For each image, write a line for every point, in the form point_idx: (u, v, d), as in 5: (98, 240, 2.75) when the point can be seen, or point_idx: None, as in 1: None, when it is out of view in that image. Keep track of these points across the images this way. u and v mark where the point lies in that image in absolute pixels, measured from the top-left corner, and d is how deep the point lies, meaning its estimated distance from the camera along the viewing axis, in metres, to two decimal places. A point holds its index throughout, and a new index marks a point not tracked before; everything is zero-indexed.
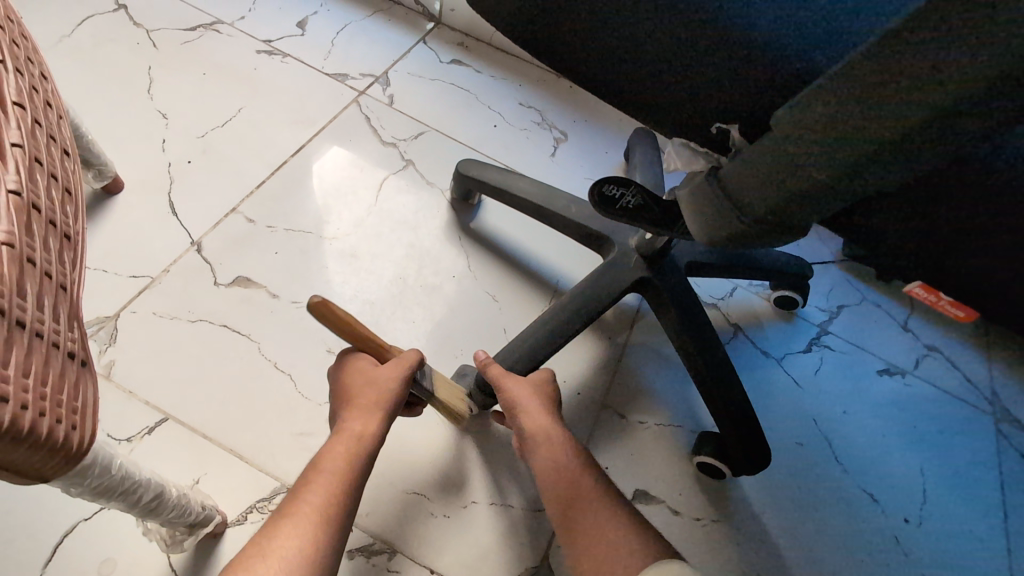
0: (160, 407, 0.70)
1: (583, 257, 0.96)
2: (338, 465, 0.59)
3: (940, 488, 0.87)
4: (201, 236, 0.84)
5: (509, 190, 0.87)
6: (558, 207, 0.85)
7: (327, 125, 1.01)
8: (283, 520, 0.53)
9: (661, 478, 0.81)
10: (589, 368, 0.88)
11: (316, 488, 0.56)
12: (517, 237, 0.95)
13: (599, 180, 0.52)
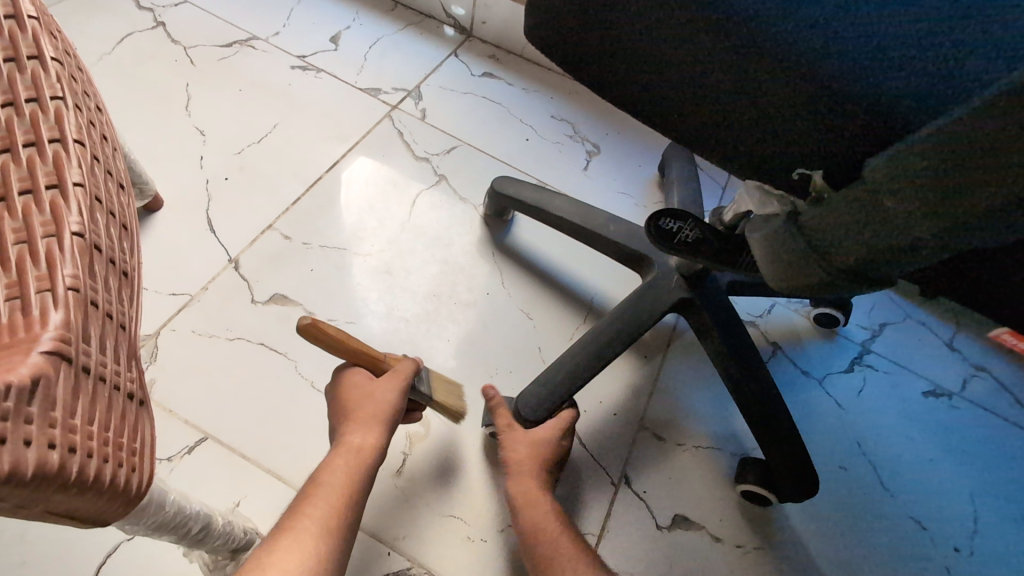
0: (200, 426, 0.71)
1: (619, 275, 0.94)
2: (336, 480, 0.59)
3: (994, 517, 0.83)
4: (238, 253, 0.85)
5: (545, 208, 0.86)
6: (595, 225, 0.83)
7: (361, 141, 1.01)
8: (283, 533, 0.52)
9: (701, 503, 0.79)
10: (628, 389, 0.86)
11: (313, 502, 0.56)
12: (554, 256, 0.94)
13: (656, 214, 0.58)
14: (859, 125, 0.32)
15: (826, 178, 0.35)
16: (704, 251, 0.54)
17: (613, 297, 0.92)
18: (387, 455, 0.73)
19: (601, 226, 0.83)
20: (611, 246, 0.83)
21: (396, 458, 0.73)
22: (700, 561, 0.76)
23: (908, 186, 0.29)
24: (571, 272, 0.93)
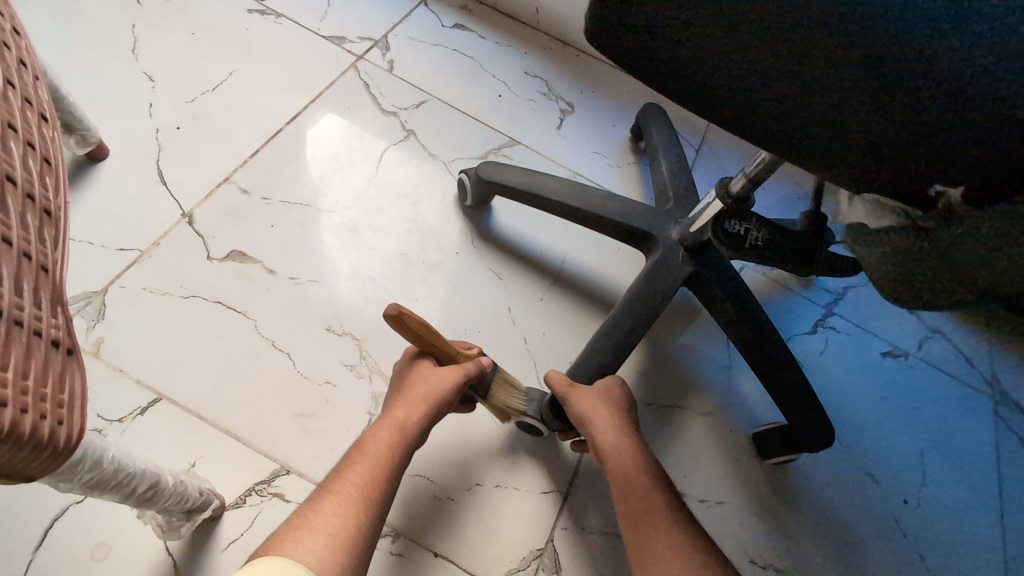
0: (153, 387, 0.68)
1: (618, 253, 0.92)
2: (379, 451, 0.59)
3: (940, 468, 0.86)
4: (192, 207, 0.81)
5: (538, 192, 0.81)
6: (593, 205, 0.80)
7: (324, 92, 0.96)
8: (332, 494, 0.54)
9: (717, 481, 0.81)
10: (655, 374, 0.86)
11: (356, 466, 0.57)
12: (558, 246, 0.90)
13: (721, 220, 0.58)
14: None
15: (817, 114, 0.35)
16: (783, 252, 0.55)
17: (608, 273, 0.90)
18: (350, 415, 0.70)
19: (597, 203, 0.80)
20: (610, 227, 0.80)
21: (362, 418, 0.70)
22: None
23: None
24: (563, 253, 0.89)
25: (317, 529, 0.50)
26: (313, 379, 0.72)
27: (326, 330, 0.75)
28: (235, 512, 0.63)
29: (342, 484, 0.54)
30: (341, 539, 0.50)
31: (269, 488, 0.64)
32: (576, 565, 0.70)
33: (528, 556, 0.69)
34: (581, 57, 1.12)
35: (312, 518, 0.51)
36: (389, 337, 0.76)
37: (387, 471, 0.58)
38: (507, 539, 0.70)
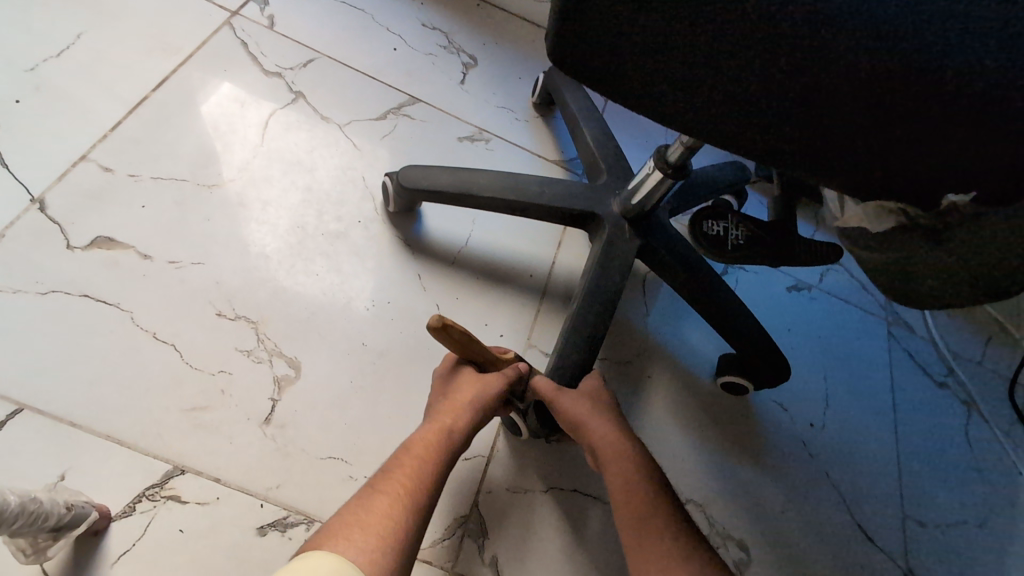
0: (12, 397, 0.60)
1: (551, 233, 0.88)
2: (424, 453, 0.56)
3: (842, 391, 0.91)
4: (44, 191, 0.71)
5: (470, 190, 0.74)
6: (532, 196, 0.73)
7: (195, 54, 0.86)
8: (381, 495, 0.50)
9: (698, 438, 0.83)
10: (632, 339, 0.87)
11: (401, 467, 0.53)
12: (492, 238, 0.85)
13: None
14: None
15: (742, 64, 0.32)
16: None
17: (544, 253, 0.86)
18: (251, 402, 0.65)
19: (526, 185, 0.74)
20: (553, 214, 0.74)
21: (264, 405, 0.66)
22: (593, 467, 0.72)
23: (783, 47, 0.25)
24: (497, 246, 0.84)
25: (365, 531, 0.46)
26: (205, 369, 0.66)
27: (216, 315, 0.69)
28: (125, 522, 0.58)
29: (392, 483, 0.51)
30: (391, 543, 0.46)
31: (162, 491, 0.59)
32: (504, 528, 0.67)
33: (454, 525, 0.65)
34: (482, 7, 1.06)
35: (364, 515, 0.48)
36: (289, 316, 0.71)
37: (435, 476, 0.54)
38: (430, 511, 0.65)
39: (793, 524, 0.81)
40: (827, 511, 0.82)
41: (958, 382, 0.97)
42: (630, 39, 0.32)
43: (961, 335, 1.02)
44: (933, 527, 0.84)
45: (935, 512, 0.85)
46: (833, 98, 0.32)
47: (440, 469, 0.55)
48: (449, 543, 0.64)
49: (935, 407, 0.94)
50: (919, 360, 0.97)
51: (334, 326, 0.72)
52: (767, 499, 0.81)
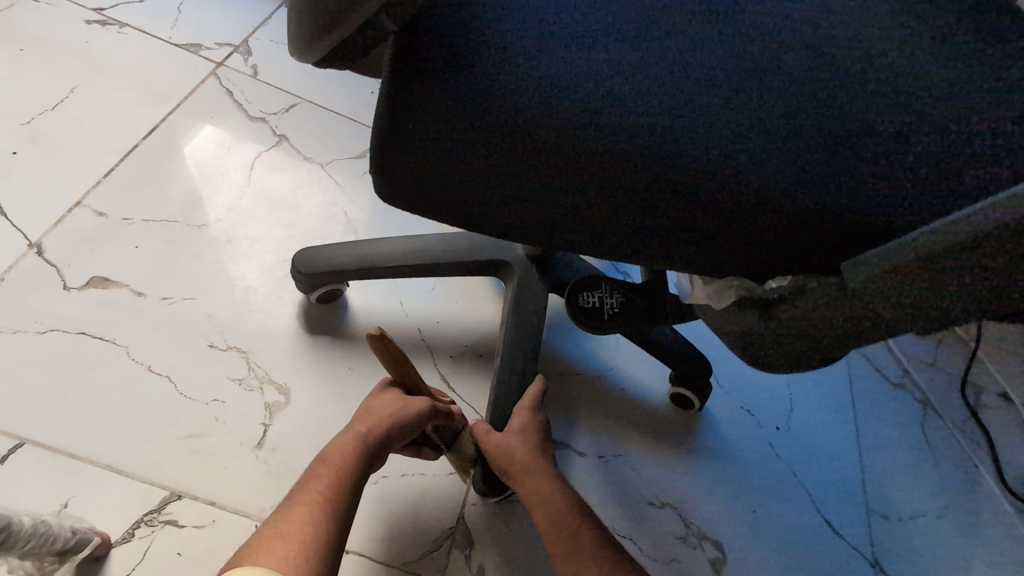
0: (13, 432, 0.63)
1: (478, 288, 0.86)
2: (342, 461, 0.59)
3: (804, 395, 0.97)
4: (40, 236, 0.75)
5: (372, 263, 0.74)
6: (431, 254, 0.75)
7: (181, 103, 0.92)
8: (301, 506, 0.54)
9: (665, 445, 0.88)
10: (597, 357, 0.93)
11: (323, 477, 0.57)
12: (417, 312, 0.82)
13: (576, 300, 0.59)
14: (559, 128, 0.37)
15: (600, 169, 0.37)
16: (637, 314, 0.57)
17: (473, 313, 0.84)
18: (243, 428, 0.69)
19: (426, 246, 0.75)
20: (466, 265, 0.75)
21: (255, 429, 0.69)
22: None
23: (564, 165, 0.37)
24: (424, 319, 0.82)
25: (287, 543, 0.50)
26: (198, 398, 0.69)
27: (208, 347, 0.73)
28: (125, 548, 0.60)
29: (308, 492, 0.55)
30: (310, 550, 0.50)
31: (159, 516, 0.62)
32: (490, 538, 0.70)
33: (441, 536, 0.69)
34: None
35: (282, 526, 0.52)
36: (278, 344, 0.75)
37: (354, 479, 0.58)
38: (418, 524, 0.69)
39: (763, 523, 0.85)
40: (796, 508, 0.87)
41: (912, 382, 1.03)
42: (443, 162, 0.37)
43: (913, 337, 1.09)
44: (896, 519, 0.89)
45: (897, 504, 0.91)
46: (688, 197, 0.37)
47: (358, 476, 0.58)
48: (438, 554, 0.68)
49: (891, 406, 1.00)
50: (874, 362, 1.04)
51: (321, 352, 0.76)
52: (739, 499, 0.86)
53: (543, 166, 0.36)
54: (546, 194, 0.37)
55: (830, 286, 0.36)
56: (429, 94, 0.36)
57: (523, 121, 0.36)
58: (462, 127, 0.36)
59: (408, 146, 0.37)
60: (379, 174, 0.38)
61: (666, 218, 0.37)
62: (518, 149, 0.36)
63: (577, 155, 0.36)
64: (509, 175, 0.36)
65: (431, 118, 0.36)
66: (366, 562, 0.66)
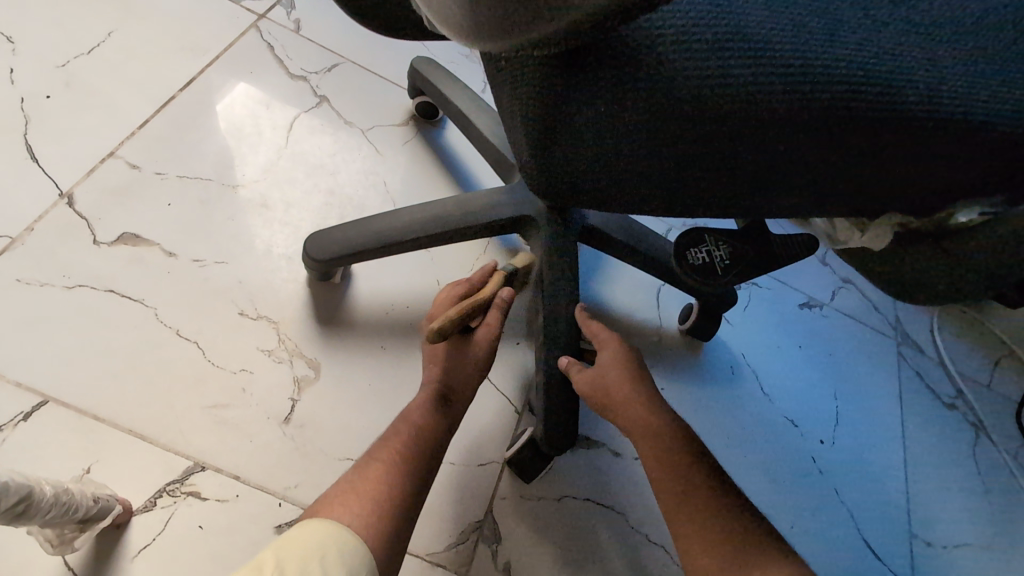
0: (37, 388, 0.61)
1: (492, 249, 0.82)
2: (425, 418, 0.56)
3: (851, 410, 0.92)
4: (72, 186, 0.72)
5: (392, 239, 0.70)
6: (451, 221, 0.71)
7: (220, 56, 0.87)
8: (376, 463, 0.51)
9: None
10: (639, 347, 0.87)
11: (399, 434, 0.54)
12: (435, 283, 0.78)
13: (677, 249, 0.39)
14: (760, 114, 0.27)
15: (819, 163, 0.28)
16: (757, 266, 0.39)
17: None
18: (271, 402, 0.66)
19: (443, 213, 0.71)
20: (486, 230, 0.72)
21: (283, 404, 0.66)
22: (607, 478, 0.71)
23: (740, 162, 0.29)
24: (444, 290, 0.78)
25: (360, 499, 0.48)
26: (226, 367, 0.67)
27: (239, 314, 0.70)
28: (147, 516, 0.58)
29: (387, 448, 0.53)
30: (387, 509, 0.48)
31: (182, 487, 0.60)
32: (518, 535, 0.67)
33: (469, 529, 0.66)
34: None
35: (358, 483, 0.49)
36: (309, 317, 0.72)
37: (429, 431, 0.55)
38: (444, 515, 0.66)
39: (799, 540, 0.81)
40: (835, 528, 0.83)
41: (967, 404, 0.98)
42: (623, 151, 0.29)
43: (969, 356, 1.02)
44: (939, 547, 0.85)
45: (942, 531, 0.86)
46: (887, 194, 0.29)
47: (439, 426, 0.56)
48: (463, 548, 0.65)
49: (943, 428, 0.94)
50: (927, 380, 0.98)
51: (354, 327, 0.72)
52: (776, 513, 0.82)
53: (769, 140, 0.28)
54: (762, 180, 0.29)
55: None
56: (591, 85, 0.28)
57: (732, 89, 0.27)
58: (644, 105, 0.27)
59: (571, 147, 0.30)
60: (534, 179, 0.32)
61: (904, 195, 0.29)
62: (726, 122, 0.27)
63: (813, 122, 0.27)
64: (717, 160, 0.29)
65: (595, 105, 0.28)
66: None
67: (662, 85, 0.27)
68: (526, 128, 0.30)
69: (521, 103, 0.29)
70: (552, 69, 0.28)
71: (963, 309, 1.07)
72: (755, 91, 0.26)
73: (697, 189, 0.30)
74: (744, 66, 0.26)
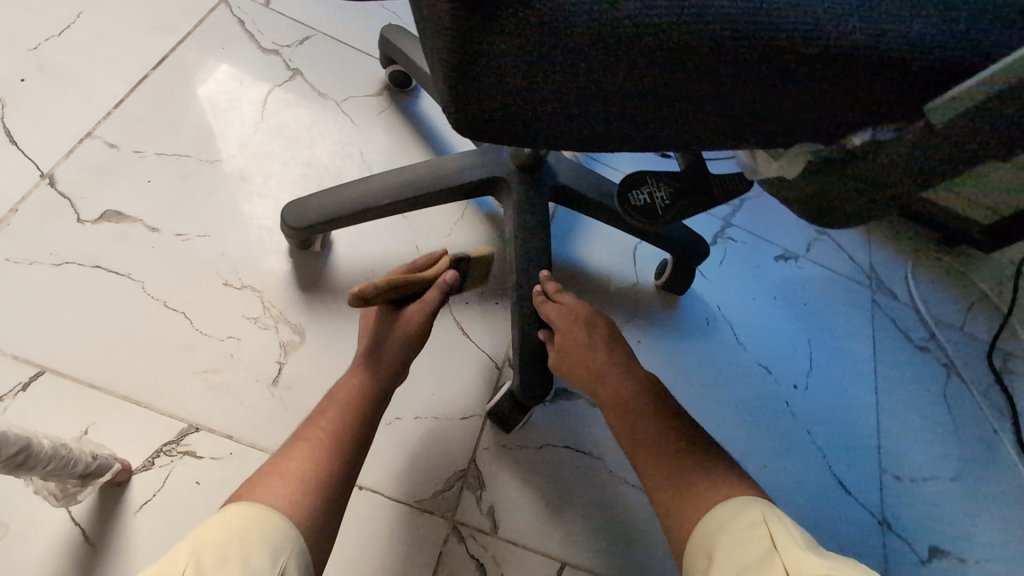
0: (33, 360, 0.63)
1: (469, 214, 0.85)
2: (348, 397, 0.58)
3: (824, 356, 0.95)
4: (52, 166, 0.73)
5: (367, 205, 0.72)
6: (424, 185, 0.73)
7: (192, 32, 0.88)
8: (302, 443, 0.53)
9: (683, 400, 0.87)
10: (618, 302, 0.90)
11: (327, 412, 0.56)
12: (414, 247, 0.81)
13: (621, 195, 0.42)
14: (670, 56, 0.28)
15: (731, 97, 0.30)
16: (696, 204, 0.42)
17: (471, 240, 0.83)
18: (260, 366, 0.69)
19: (415, 177, 0.73)
20: (458, 192, 0.74)
21: (271, 368, 0.69)
22: (584, 426, 0.76)
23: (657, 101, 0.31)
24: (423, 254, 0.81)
25: (284, 480, 0.50)
26: (214, 334, 0.69)
27: (223, 285, 0.72)
28: (146, 475, 0.62)
29: (311, 428, 0.55)
30: (311, 485, 0.50)
31: (178, 447, 0.63)
32: (501, 481, 0.70)
33: (454, 477, 0.69)
34: None
35: (280, 464, 0.51)
36: (291, 285, 0.74)
37: (357, 414, 0.57)
38: (429, 465, 0.69)
39: (774, 479, 0.85)
40: (809, 467, 0.87)
41: (939, 346, 1.01)
42: (536, 96, 0.31)
43: (942, 301, 1.05)
44: (908, 481, 0.89)
45: (911, 466, 0.90)
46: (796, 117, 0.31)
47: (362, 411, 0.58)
48: (448, 495, 0.68)
49: (914, 369, 0.98)
50: (900, 325, 1.01)
51: (336, 293, 0.75)
52: (749, 454, 0.86)
53: (664, 75, 0.29)
54: (661, 112, 0.32)
55: (913, 132, 0.30)
56: (493, 25, 0.28)
57: (626, 28, 0.27)
58: (547, 44, 0.28)
59: (487, 85, 0.31)
60: (460, 116, 0.33)
61: (809, 119, 0.31)
62: (625, 58, 0.28)
63: (701, 60, 0.28)
64: (618, 98, 0.31)
65: (501, 44, 0.29)
66: (380, 499, 0.67)
67: (561, 22, 0.28)
68: (443, 67, 0.31)
69: (435, 44, 0.30)
70: (452, 19, 0.28)
71: (938, 256, 1.10)
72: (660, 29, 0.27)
73: (608, 124, 0.33)
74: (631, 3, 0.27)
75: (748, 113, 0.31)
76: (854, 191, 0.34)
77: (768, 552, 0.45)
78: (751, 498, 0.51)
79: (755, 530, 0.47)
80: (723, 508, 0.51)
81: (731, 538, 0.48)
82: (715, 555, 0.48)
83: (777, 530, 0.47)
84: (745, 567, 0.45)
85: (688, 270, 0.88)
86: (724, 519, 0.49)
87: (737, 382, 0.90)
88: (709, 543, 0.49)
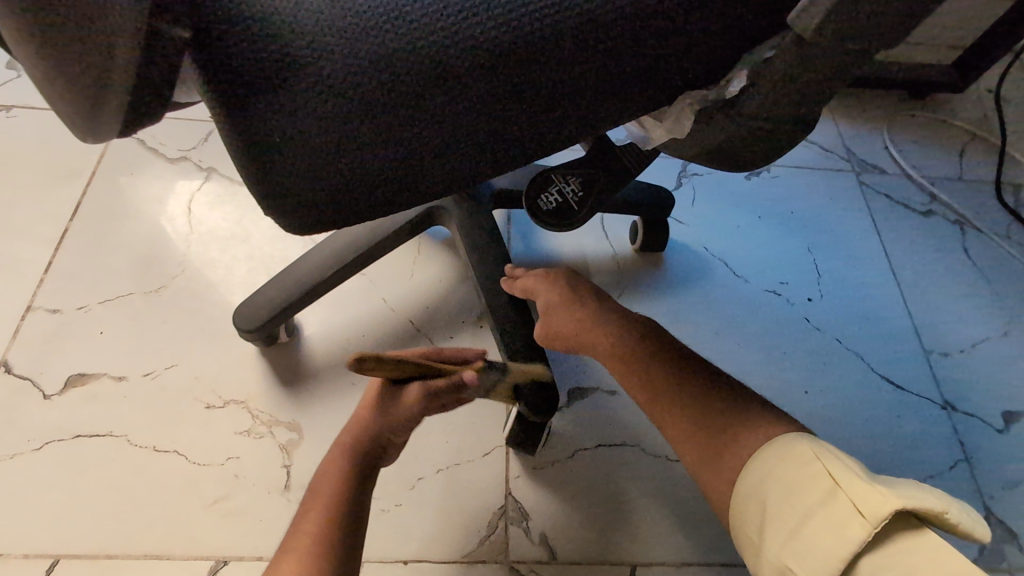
0: (45, 551, 0.62)
1: (425, 250, 0.82)
2: (330, 488, 0.55)
3: (828, 257, 0.90)
4: (3, 352, 0.72)
5: (315, 281, 0.69)
6: (365, 241, 0.70)
7: (97, 169, 0.86)
8: (289, 554, 0.51)
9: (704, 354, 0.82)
10: (602, 280, 0.86)
11: (316, 505, 0.54)
12: (380, 302, 0.78)
13: (531, 208, 0.43)
14: (484, 77, 0.27)
15: (562, 90, 0.28)
16: (607, 184, 0.42)
17: (434, 275, 0.80)
18: (267, 476, 0.67)
19: (355, 238, 0.70)
20: (400, 235, 0.71)
21: (279, 474, 0.67)
22: (608, 420, 0.72)
23: (501, 126, 0.29)
24: (391, 307, 0.78)
25: None
26: (212, 462, 0.67)
27: (206, 408, 0.70)
28: None
29: (297, 528, 0.52)
30: None
31: None
32: (543, 505, 0.68)
33: (494, 517, 0.67)
34: None
35: None
36: (272, 384, 0.72)
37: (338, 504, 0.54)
38: (467, 515, 0.67)
39: (819, 401, 0.80)
40: (850, 374, 0.82)
41: (943, 205, 0.95)
42: (368, 168, 0.28)
43: (932, 155, 1.00)
44: (957, 353, 0.84)
45: (955, 338, 0.85)
46: (643, 73, 0.29)
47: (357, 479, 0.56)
48: (496, 538, 0.66)
49: (925, 237, 0.92)
50: (897, 197, 0.96)
51: (320, 376, 0.73)
52: (785, 385, 0.81)
53: (490, 97, 0.27)
54: (499, 136, 0.29)
55: (788, 48, 0.28)
56: (276, 99, 0.25)
57: (429, 54, 0.26)
58: (355, 99, 0.26)
59: (306, 166, 0.27)
60: (282, 215, 0.30)
61: (651, 69, 0.29)
62: (448, 85, 0.26)
63: (520, 63, 0.27)
64: (453, 138, 0.28)
65: (295, 116, 0.26)
66: (428, 567, 0.64)
67: (359, 70, 0.25)
68: (239, 164, 0.27)
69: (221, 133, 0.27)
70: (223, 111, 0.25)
71: (913, 113, 1.04)
72: (460, 55, 0.26)
73: (453, 170, 0.30)
74: (419, 25, 0.26)
75: (597, 92, 0.29)
76: (754, 128, 0.32)
77: (828, 488, 0.41)
78: (797, 434, 0.47)
79: (808, 467, 0.43)
80: (770, 451, 0.47)
81: (784, 480, 0.44)
82: (770, 502, 0.44)
83: (832, 462, 0.43)
84: (806, 509, 0.41)
85: (661, 224, 0.84)
86: (773, 463, 0.45)
87: (749, 314, 0.85)
88: (760, 493, 0.45)
